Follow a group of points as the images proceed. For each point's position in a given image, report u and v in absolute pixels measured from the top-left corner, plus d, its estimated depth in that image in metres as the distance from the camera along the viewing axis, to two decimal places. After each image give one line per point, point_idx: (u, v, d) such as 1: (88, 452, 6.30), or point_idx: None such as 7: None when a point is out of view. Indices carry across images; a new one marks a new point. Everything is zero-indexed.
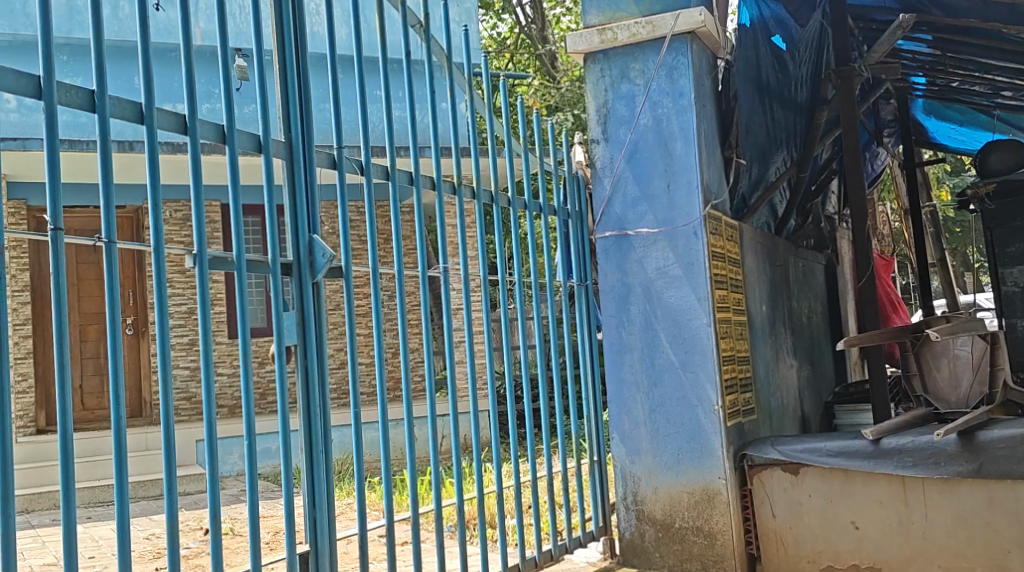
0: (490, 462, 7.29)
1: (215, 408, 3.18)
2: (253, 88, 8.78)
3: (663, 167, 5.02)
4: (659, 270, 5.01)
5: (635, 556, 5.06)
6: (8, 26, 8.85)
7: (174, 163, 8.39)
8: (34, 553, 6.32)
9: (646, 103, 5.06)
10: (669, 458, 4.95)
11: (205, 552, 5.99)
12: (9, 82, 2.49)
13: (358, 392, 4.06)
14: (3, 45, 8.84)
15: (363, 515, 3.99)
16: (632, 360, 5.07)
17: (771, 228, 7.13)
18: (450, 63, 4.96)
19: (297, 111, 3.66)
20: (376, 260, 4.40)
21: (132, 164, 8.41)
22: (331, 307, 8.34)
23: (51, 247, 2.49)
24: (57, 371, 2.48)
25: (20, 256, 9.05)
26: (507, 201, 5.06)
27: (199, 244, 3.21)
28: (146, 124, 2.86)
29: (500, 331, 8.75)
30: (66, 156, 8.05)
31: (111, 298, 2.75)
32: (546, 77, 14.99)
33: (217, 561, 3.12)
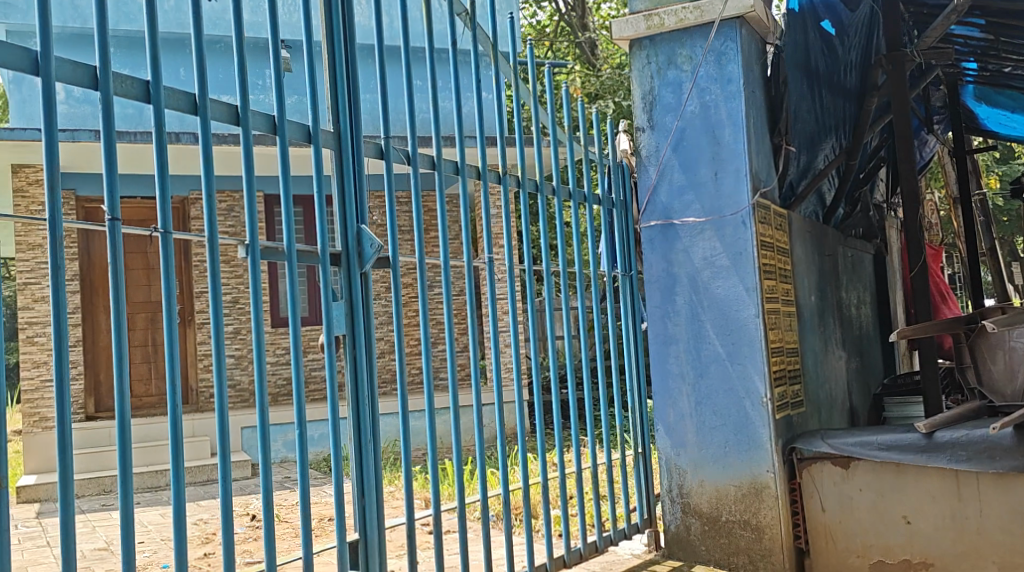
0: (533, 451, 7.28)
1: (268, 397, 3.19)
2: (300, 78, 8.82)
3: (710, 155, 4.94)
4: (706, 260, 4.94)
5: (681, 548, 5.03)
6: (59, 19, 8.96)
7: (226, 155, 8.48)
8: (85, 537, 6.43)
9: (693, 90, 4.99)
10: (715, 450, 4.89)
11: (253, 537, 6.05)
12: (65, 74, 2.50)
13: (406, 381, 4.06)
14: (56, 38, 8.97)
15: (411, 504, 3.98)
16: (678, 351, 5.01)
17: (819, 217, 7.02)
18: (496, 51, 4.92)
19: (344, 100, 3.64)
20: (422, 250, 4.36)
21: (185, 155, 8.51)
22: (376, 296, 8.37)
23: (108, 236, 2.51)
24: (116, 360, 2.49)
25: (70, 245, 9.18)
26: (553, 189, 5.02)
27: (251, 234, 3.21)
28: (200, 115, 2.86)
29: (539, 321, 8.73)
30: (122, 148, 8.16)
31: (167, 288, 2.76)
32: (586, 64, 14.89)
33: (271, 549, 3.13)
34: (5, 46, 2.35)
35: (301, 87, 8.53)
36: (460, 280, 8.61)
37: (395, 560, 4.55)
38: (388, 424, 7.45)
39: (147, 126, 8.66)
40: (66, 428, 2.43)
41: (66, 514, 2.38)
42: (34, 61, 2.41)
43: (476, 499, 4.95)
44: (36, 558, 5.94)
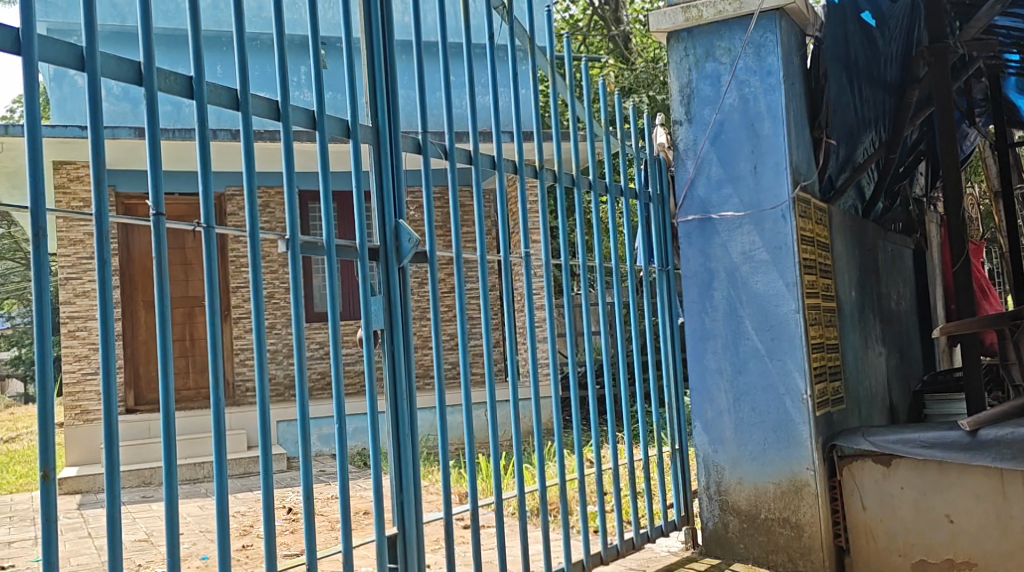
0: (568, 447, 7.26)
1: (308, 390, 3.19)
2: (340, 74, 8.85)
3: (750, 148, 4.89)
4: (745, 255, 4.89)
5: (719, 546, 4.98)
6: (114, 16, 9.08)
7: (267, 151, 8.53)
8: (126, 529, 6.51)
9: (732, 82, 4.93)
10: (753, 448, 4.84)
11: (291, 530, 6.09)
12: (111, 69, 2.51)
13: (444, 376, 4.04)
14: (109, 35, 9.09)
15: (449, 499, 3.98)
16: (716, 347, 4.97)
17: (859, 211, 6.92)
18: (534, 45, 4.90)
19: (383, 96, 3.64)
20: (459, 245, 4.32)
21: (231, 151, 8.58)
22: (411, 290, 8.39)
23: (153, 231, 2.52)
24: (161, 353, 2.51)
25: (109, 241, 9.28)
26: (590, 183, 4.98)
27: (291, 228, 3.22)
28: (242, 111, 2.87)
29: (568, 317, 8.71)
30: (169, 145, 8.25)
31: (210, 282, 2.77)
32: (620, 58, 14.82)
33: (311, 542, 3.13)
34: (53, 41, 2.36)
35: (339, 83, 8.55)
36: (493, 276, 8.60)
37: (432, 554, 4.55)
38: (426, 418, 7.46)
39: (186, 123, 8.73)
40: (112, 421, 2.44)
41: (113, 506, 2.40)
42: (82, 57, 2.42)
43: (514, 494, 4.93)
44: (79, 548, 6.02)
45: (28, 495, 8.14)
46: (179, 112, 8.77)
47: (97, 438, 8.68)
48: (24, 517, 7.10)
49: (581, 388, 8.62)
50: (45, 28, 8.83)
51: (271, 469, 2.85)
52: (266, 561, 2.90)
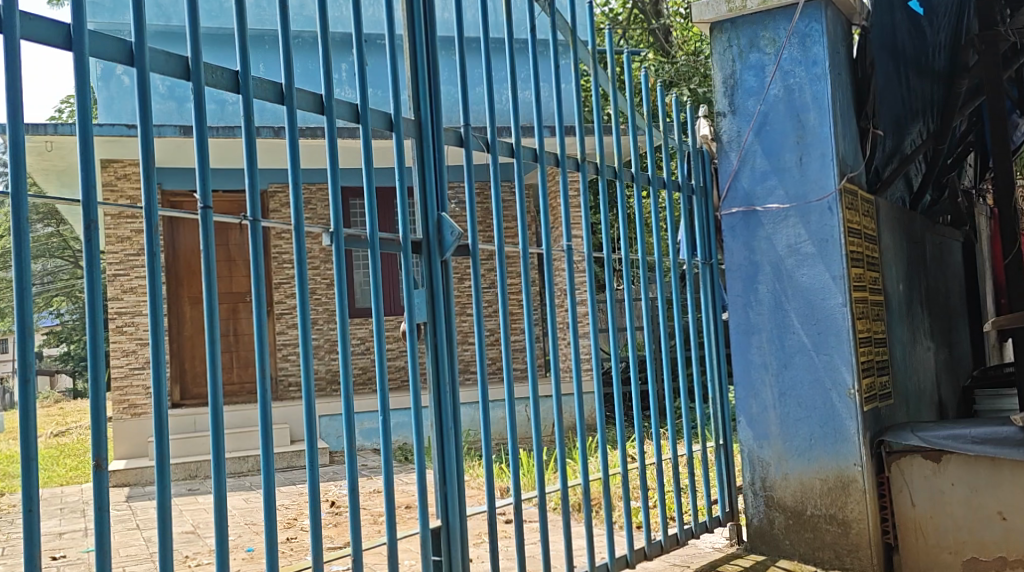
0: (609, 442, 7.22)
1: (353, 383, 3.20)
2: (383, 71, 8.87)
3: (795, 139, 4.81)
4: (790, 248, 4.82)
5: (764, 542, 4.93)
6: (160, 16, 9.17)
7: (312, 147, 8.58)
8: (173, 521, 6.60)
9: (777, 73, 4.86)
10: (799, 443, 4.78)
11: (332, 524, 6.15)
12: (159, 64, 2.53)
13: (487, 369, 4.03)
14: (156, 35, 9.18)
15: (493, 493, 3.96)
16: (760, 342, 4.91)
17: (906, 203, 6.80)
18: (577, 37, 4.86)
19: (426, 90, 3.63)
20: (501, 239, 4.30)
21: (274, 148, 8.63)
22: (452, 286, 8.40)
23: (201, 225, 2.54)
24: (209, 346, 2.53)
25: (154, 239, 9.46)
26: (633, 176, 4.94)
27: (335, 222, 3.23)
28: (286, 105, 2.88)
29: (607, 312, 8.67)
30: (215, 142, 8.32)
31: (256, 275, 2.78)
32: (660, 52, 14.72)
33: (356, 535, 3.13)
34: (101, 37, 2.39)
35: (381, 79, 8.58)
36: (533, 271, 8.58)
37: (475, 548, 4.55)
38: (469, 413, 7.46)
39: (230, 120, 8.81)
40: (163, 412, 2.46)
41: (162, 498, 2.42)
42: (130, 52, 2.44)
43: (559, 489, 4.92)
44: (128, 540, 6.11)
45: (78, 488, 8.30)
46: (223, 109, 8.84)
47: (145, 432, 8.81)
48: (75, 508, 7.23)
49: (623, 384, 8.58)
50: (92, 28, 8.94)
51: (316, 462, 2.86)
52: (311, 553, 2.91)
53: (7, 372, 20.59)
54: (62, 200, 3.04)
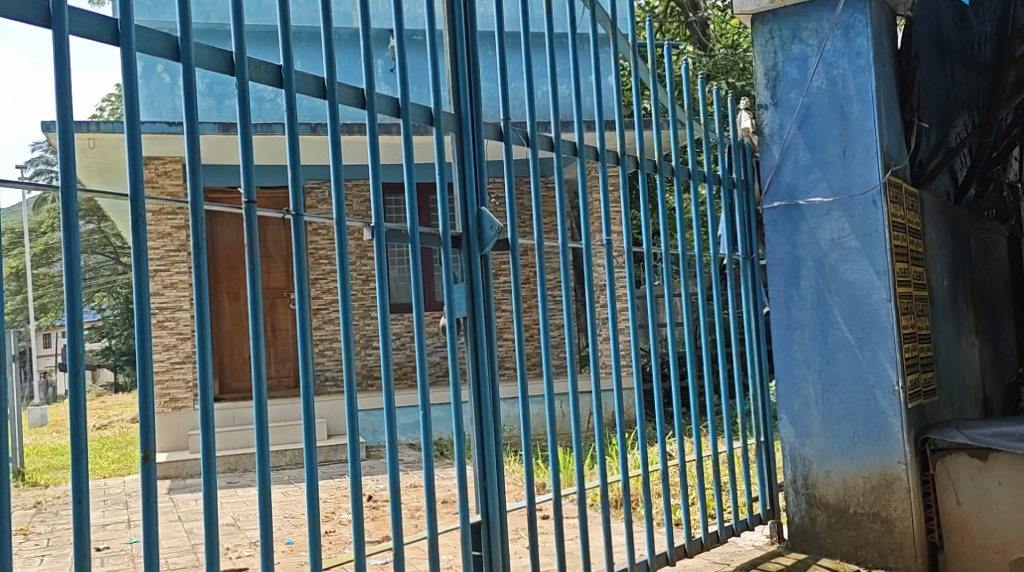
0: (644, 439, 7.18)
1: (394, 378, 3.20)
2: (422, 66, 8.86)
3: (838, 132, 4.74)
4: (834, 242, 4.75)
5: (806, 541, 4.87)
6: (203, 14, 9.25)
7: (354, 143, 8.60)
8: (212, 514, 6.67)
9: (820, 65, 4.79)
10: (842, 440, 4.72)
11: (364, 518, 6.20)
12: (204, 59, 2.55)
13: (526, 365, 3.96)
14: (200, 32, 9.26)
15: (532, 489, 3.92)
16: (803, 338, 4.84)
17: (951, 197, 6.67)
18: (617, 31, 4.82)
19: (466, 84, 3.61)
20: (540, 233, 4.26)
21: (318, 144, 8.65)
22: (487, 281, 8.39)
23: (245, 219, 2.55)
24: (253, 340, 2.54)
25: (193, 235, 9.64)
26: (673, 170, 4.89)
27: (377, 216, 3.23)
28: (329, 99, 2.89)
29: (644, 308, 8.62)
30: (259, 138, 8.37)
31: (299, 270, 2.79)
32: (698, 45, 14.60)
33: (396, 529, 3.12)
34: (148, 32, 2.40)
35: (421, 75, 8.58)
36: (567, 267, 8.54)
37: (514, 543, 4.53)
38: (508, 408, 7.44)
39: (270, 116, 8.86)
40: (208, 405, 2.48)
41: (208, 491, 2.43)
42: (176, 46, 2.45)
43: (600, 485, 4.88)
44: (170, 532, 6.17)
45: (120, 480, 8.41)
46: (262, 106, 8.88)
47: (185, 426, 8.90)
48: (117, 500, 7.32)
49: (660, 380, 8.52)
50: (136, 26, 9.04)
51: (357, 457, 2.85)
52: (352, 547, 2.91)
53: (49, 366, 20.90)
54: (100, 196, 3.03)
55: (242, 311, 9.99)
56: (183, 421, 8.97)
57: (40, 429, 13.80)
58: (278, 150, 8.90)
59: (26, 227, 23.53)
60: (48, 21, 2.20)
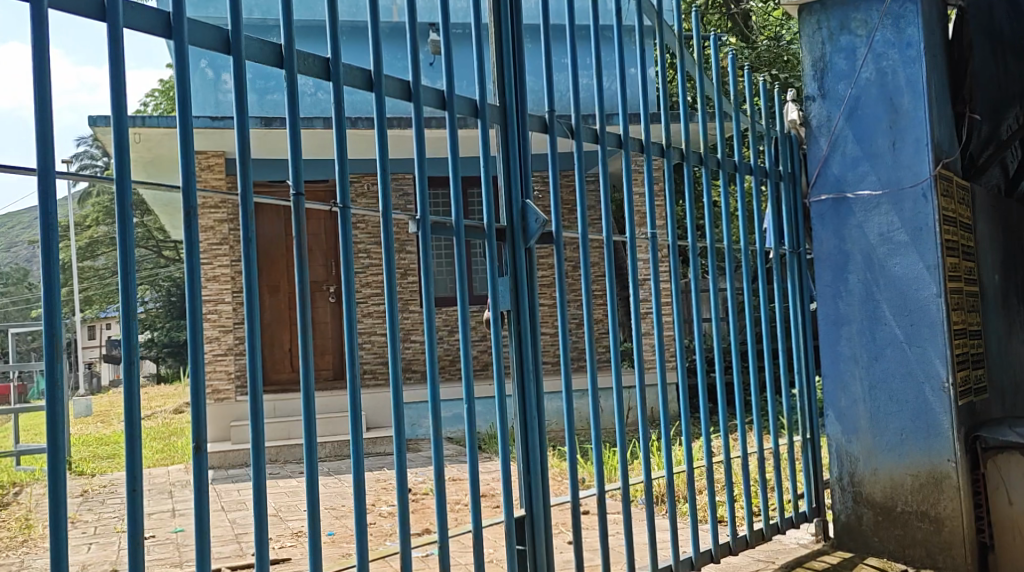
0: (683, 435, 7.10)
1: (439, 371, 3.18)
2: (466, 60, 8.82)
3: (888, 124, 4.64)
4: (882, 236, 4.67)
5: (852, 539, 4.79)
6: (255, 9, 9.32)
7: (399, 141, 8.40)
8: (254, 504, 6.71)
9: (869, 56, 4.69)
10: (890, 438, 4.63)
11: (403, 512, 6.19)
12: (254, 51, 2.55)
13: (570, 359, 3.88)
14: (250, 27, 9.33)
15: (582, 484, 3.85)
16: (850, 333, 4.77)
17: (1002, 191, 6.51)
18: (663, 22, 4.75)
19: (511, 76, 3.57)
20: (584, 226, 4.20)
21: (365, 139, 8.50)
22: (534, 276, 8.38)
23: (292, 212, 2.55)
24: (301, 333, 2.53)
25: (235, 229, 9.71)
26: (718, 162, 4.82)
27: (422, 208, 3.21)
28: (375, 92, 2.88)
29: (686, 302, 8.53)
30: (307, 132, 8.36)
31: (346, 262, 2.78)
32: (740, 37, 14.42)
33: (441, 522, 3.10)
34: (200, 26, 2.41)
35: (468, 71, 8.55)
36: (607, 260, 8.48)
37: (558, 536, 4.50)
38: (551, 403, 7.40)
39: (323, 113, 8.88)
40: (257, 397, 2.48)
41: (257, 482, 2.43)
42: (226, 39, 2.45)
43: (644, 481, 4.84)
44: (214, 522, 6.23)
45: (164, 470, 8.50)
46: (315, 104, 8.92)
47: (230, 418, 9.01)
48: (161, 489, 7.40)
49: (702, 375, 8.43)
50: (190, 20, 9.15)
51: (402, 449, 2.84)
52: (398, 541, 2.89)
53: (94, 358, 21.22)
54: (144, 188, 3.03)
55: (283, 304, 10.03)
56: (226, 413, 9.05)
57: (86, 418, 14.02)
58: (326, 144, 8.92)
59: (71, 221, 23.90)
60: (101, 14, 2.21)
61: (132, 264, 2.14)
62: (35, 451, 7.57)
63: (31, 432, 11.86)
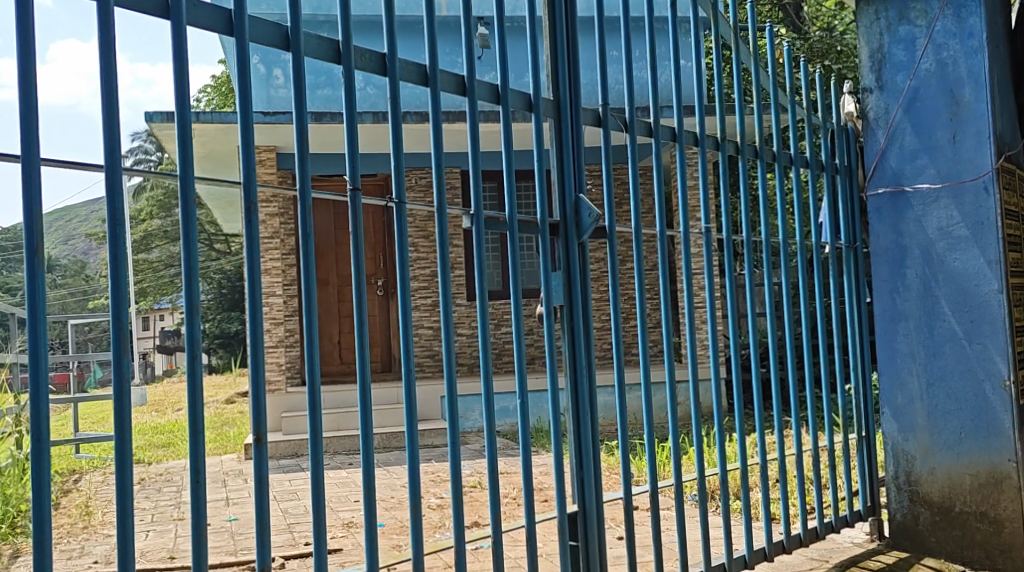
0: (734, 431, 7.03)
1: (493, 365, 3.18)
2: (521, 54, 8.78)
3: (948, 116, 4.53)
4: (941, 231, 4.57)
5: (908, 539, 4.71)
6: (312, 5, 9.40)
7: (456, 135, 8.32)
8: (306, 495, 6.77)
9: (929, 47, 4.58)
10: (948, 437, 4.54)
11: (454, 504, 6.20)
12: (313, 48, 2.57)
13: (623, 353, 3.78)
14: (308, 23, 9.41)
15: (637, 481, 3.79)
16: (907, 329, 4.68)
17: None
18: (718, 13, 4.69)
19: (565, 69, 3.54)
20: (636, 219, 4.14)
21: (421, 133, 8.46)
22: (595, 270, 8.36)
23: (349, 207, 2.56)
24: (358, 327, 2.55)
25: (287, 222, 9.79)
26: (774, 155, 4.72)
27: (477, 203, 3.21)
28: (431, 87, 2.88)
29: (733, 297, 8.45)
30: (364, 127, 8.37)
31: (401, 257, 2.79)
32: (791, 28, 14.22)
33: (495, 517, 3.07)
34: (260, 23, 2.43)
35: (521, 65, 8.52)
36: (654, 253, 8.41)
37: (611, 530, 4.46)
38: (603, 398, 7.35)
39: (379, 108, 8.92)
40: (314, 390, 2.50)
41: (316, 473, 2.45)
42: (286, 36, 2.48)
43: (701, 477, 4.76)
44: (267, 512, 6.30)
45: (218, 459, 8.62)
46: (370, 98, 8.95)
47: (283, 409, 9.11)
48: (215, 478, 7.50)
49: (748, 370, 8.35)
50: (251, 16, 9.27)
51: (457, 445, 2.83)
52: (453, 535, 2.88)
53: (148, 349, 21.61)
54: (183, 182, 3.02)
55: (331, 297, 10.09)
56: (280, 404, 9.14)
57: (141, 408, 14.30)
58: (382, 139, 8.94)
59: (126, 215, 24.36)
60: (166, 11, 2.24)
61: (190, 257, 2.13)
62: (95, 440, 7.71)
63: (89, 421, 12.12)
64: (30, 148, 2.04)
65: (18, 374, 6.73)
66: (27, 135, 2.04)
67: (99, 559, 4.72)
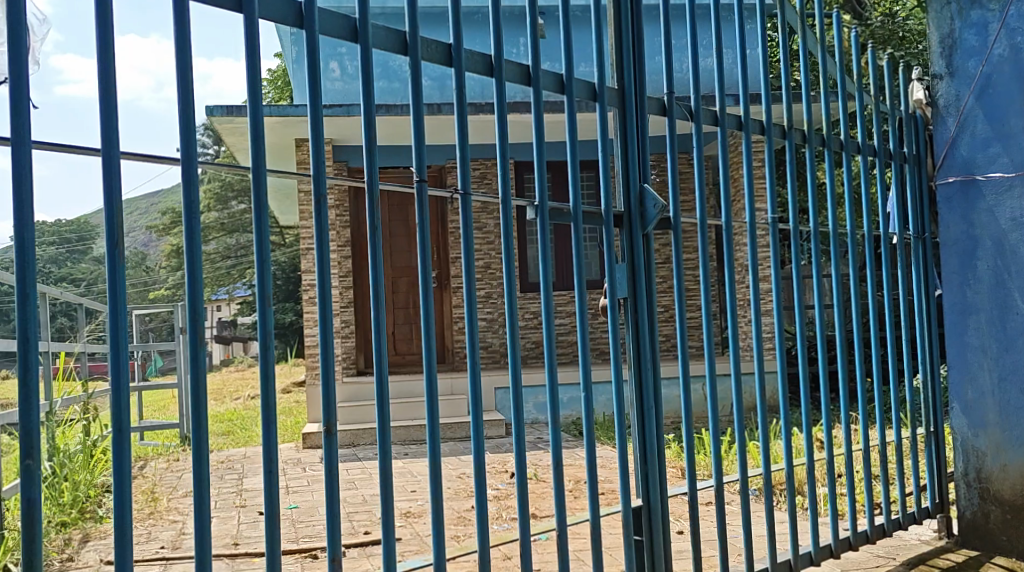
0: (794, 424, 6.92)
1: (557, 356, 3.10)
2: (587, 43, 8.68)
3: (1022, 102, 4.34)
4: (1014, 221, 4.40)
5: (978, 537, 4.58)
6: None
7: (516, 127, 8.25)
8: (364, 484, 6.81)
9: (1002, 31, 4.36)
10: (1021, 433, 4.40)
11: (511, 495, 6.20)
12: (380, 40, 2.57)
13: (687, 342, 3.65)
14: (376, 16, 9.43)
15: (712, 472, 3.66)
16: (978, 321, 4.53)
17: None
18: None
19: (630, 57, 3.39)
20: (703, 209, 4.04)
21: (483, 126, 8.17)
22: (657, 261, 8.27)
23: (416, 199, 2.55)
24: (423, 319, 2.54)
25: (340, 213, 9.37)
26: (841, 144, 4.59)
27: (540, 194, 3.13)
28: (496, 77, 2.86)
29: (789, 289, 8.31)
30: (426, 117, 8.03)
31: (466, 248, 2.75)
32: (849, 14, 13.93)
33: (558, 511, 2.99)
34: (330, 16, 2.43)
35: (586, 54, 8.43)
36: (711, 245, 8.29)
37: (676, 522, 4.39)
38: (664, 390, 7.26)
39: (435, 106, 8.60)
40: (382, 381, 2.50)
41: (384, 463, 2.44)
42: (355, 28, 2.46)
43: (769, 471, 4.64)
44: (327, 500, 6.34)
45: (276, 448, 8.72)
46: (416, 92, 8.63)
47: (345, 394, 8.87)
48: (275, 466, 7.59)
49: (807, 363, 8.20)
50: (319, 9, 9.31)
51: (523, 436, 2.77)
52: (519, 527, 2.85)
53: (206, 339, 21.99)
54: (227, 174, 2.99)
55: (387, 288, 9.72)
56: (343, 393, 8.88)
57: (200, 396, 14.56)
58: (445, 130, 8.91)
59: None
60: (238, 6, 2.25)
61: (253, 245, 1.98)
62: (160, 427, 7.85)
63: (150, 409, 12.35)
64: (105, 111, 1.91)
65: (87, 361, 6.87)
66: (104, 98, 1.91)
67: (166, 544, 4.78)
